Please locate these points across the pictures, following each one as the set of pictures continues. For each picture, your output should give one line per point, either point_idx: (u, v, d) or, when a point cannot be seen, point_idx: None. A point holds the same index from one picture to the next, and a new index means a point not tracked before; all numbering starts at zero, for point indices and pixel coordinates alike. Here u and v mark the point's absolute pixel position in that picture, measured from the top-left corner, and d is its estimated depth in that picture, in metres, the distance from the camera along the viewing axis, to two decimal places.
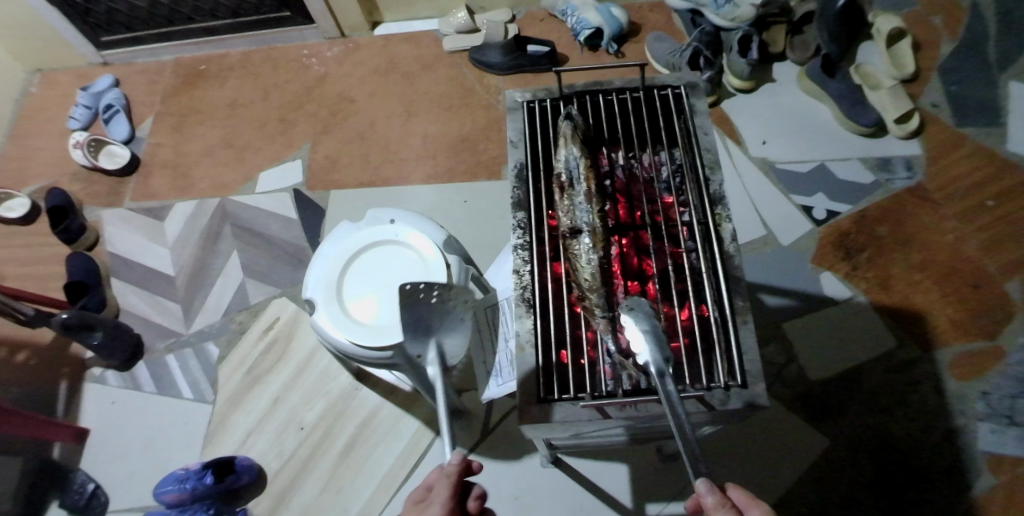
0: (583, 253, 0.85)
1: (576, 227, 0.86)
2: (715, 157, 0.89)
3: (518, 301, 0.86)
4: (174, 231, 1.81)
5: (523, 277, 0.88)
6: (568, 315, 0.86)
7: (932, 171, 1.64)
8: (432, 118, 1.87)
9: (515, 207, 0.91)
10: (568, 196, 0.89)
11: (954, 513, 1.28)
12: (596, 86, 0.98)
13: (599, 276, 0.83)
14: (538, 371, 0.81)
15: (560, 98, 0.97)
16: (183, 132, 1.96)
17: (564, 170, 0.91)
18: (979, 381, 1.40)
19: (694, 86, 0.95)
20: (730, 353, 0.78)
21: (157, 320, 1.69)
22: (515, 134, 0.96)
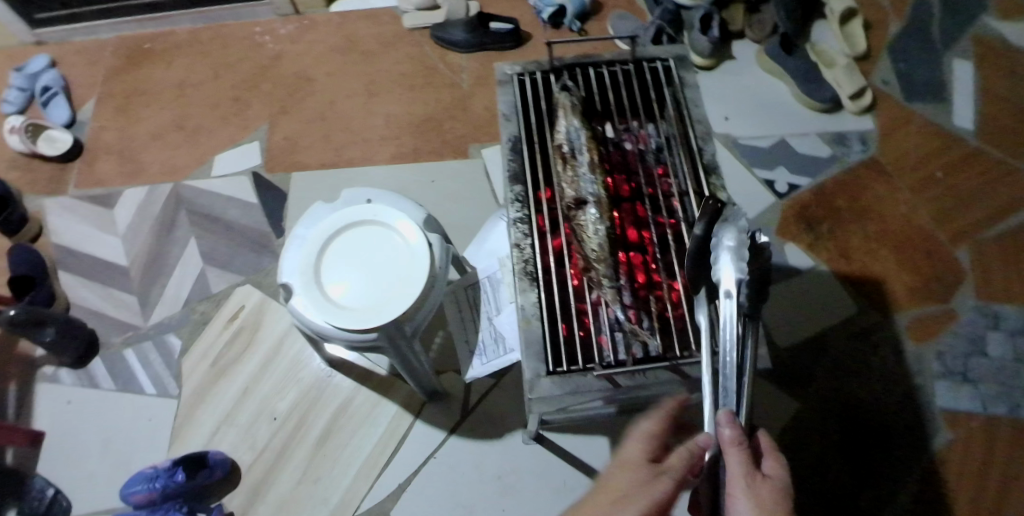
0: (591, 224, 0.85)
1: (581, 198, 0.86)
2: (707, 128, 0.90)
3: (519, 274, 0.84)
4: (124, 219, 1.71)
5: (523, 251, 0.86)
6: (571, 286, 0.84)
7: (884, 145, 1.71)
8: (395, 98, 1.82)
9: (510, 178, 0.90)
10: (571, 167, 0.89)
11: (916, 468, 1.37)
12: (587, 60, 0.97)
13: (608, 247, 0.83)
14: (543, 345, 0.79)
15: (550, 71, 0.96)
16: (129, 114, 1.85)
17: (564, 141, 0.91)
18: (934, 343, 1.48)
19: (682, 59, 0.96)
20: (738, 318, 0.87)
21: (112, 313, 1.60)
22: (506, 107, 0.95)
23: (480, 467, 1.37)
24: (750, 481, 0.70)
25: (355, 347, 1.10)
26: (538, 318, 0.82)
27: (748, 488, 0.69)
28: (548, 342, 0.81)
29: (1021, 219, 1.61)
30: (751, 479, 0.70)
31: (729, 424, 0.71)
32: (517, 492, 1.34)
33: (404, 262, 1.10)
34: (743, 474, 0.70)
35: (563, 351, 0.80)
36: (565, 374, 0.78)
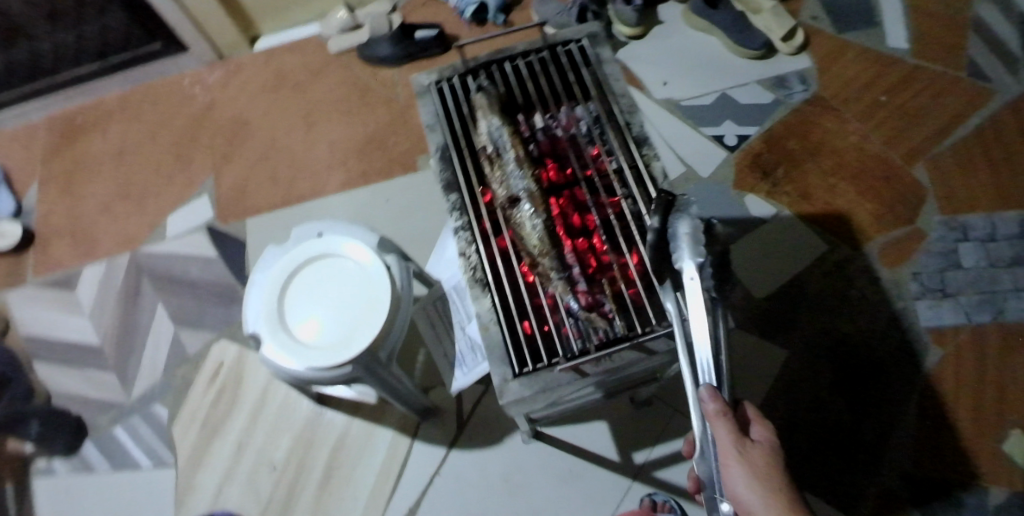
0: (527, 220, 0.85)
1: (514, 196, 0.86)
2: (630, 102, 0.90)
3: (470, 282, 0.84)
4: (88, 297, 1.68)
5: (471, 258, 0.86)
6: (523, 285, 0.83)
7: (824, 80, 1.72)
8: (335, 125, 1.81)
9: (445, 188, 0.89)
10: (499, 168, 0.89)
11: (913, 390, 1.38)
12: (501, 55, 0.97)
13: (548, 239, 0.83)
14: (507, 346, 0.80)
15: (466, 74, 0.96)
16: (72, 191, 1.82)
17: (488, 142, 0.91)
18: (909, 264, 1.49)
19: (595, 36, 0.95)
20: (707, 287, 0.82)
21: (93, 394, 1.57)
22: (429, 118, 0.94)
23: (486, 474, 1.37)
24: (739, 450, 0.75)
25: (333, 383, 1.09)
26: (495, 321, 0.82)
27: (739, 453, 0.75)
28: (509, 345, 0.80)
29: (970, 126, 1.63)
30: (741, 447, 0.76)
31: (712, 397, 0.73)
32: (526, 491, 1.35)
33: (365, 289, 1.09)
34: (732, 442, 0.75)
35: (527, 350, 0.79)
36: (532, 374, 0.78)
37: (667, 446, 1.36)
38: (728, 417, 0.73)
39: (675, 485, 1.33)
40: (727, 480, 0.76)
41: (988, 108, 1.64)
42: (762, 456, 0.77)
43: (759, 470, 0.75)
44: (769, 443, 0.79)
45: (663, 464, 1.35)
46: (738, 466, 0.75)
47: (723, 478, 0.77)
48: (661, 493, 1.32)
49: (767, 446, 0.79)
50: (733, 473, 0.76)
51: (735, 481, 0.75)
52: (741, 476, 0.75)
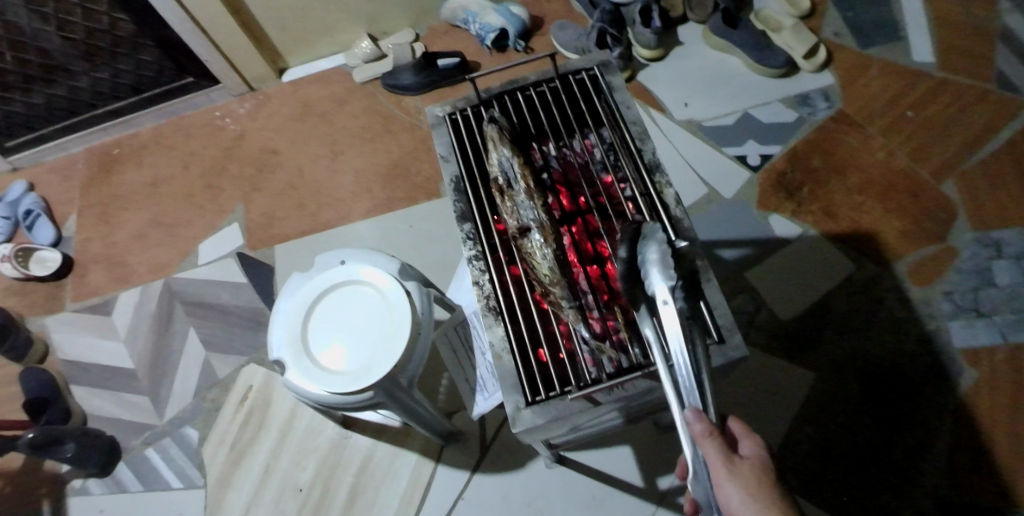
0: (537, 250, 0.85)
1: (524, 226, 0.86)
2: (642, 128, 0.88)
3: (483, 314, 0.83)
4: (124, 323, 1.73)
5: (484, 288, 0.85)
6: (537, 314, 0.84)
7: (848, 96, 1.70)
8: (359, 152, 1.86)
9: (459, 219, 0.88)
10: (509, 198, 0.88)
11: (948, 413, 1.33)
12: (513, 85, 0.95)
13: (558, 269, 0.83)
14: (519, 377, 0.79)
15: (479, 104, 0.95)
16: (109, 220, 1.90)
17: (499, 173, 0.90)
18: (940, 282, 1.45)
19: (606, 64, 0.94)
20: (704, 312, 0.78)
21: (127, 417, 1.62)
22: (443, 148, 0.93)
23: (508, 498, 1.37)
24: (731, 468, 0.71)
25: (355, 408, 1.11)
26: (508, 352, 0.81)
27: (731, 471, 0.71)
28: (521, 375, 0.80)
29: (1001, 139, 1.58)
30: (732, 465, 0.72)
31: (698, 418, 0.69)
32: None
33: (386, 316, 1.11)
34: (721, 462, 0.71)
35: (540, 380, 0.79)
36: (545, 402, 0.78)
37: None
38: (716, 437, 0.69)
39: None
40: (721, 500, 0.72)
41: (1019, 120, 1.59)
42: (753, 470, 0.74)
43: (752, 487, 0.72)
44: (758, 458, 0.76)
45: (686, 490, 1.33)
46: (729, 482, 0.71)
47: (718, 499, 0.72)
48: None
49: (757, 461, 0.76)
50: (727, 494, 0.72)
51: (730, 501, 0.72)
52: (735, 497, 0.71)
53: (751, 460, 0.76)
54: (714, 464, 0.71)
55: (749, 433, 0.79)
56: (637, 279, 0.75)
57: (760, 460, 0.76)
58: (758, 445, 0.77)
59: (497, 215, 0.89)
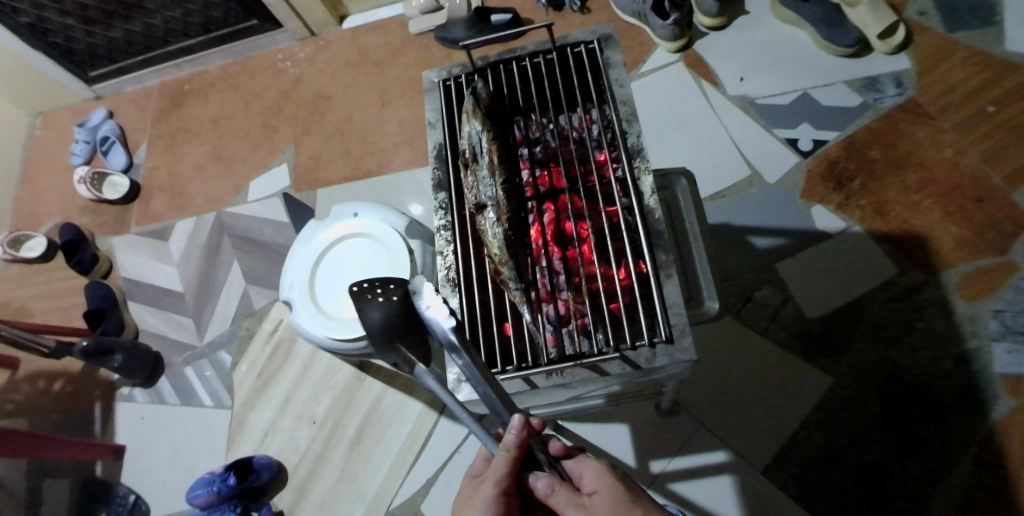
0: (491, 229, 0.81)
1: (480, 203, 0.82)
2: (632, 109, 0.84)
3: (443, 285, 0.83)
4: (177, 249, 1.88)
5: (446, 258, 0.84)
6: (494, 290, 0.82)
7: (923, 84, 1.54)
8: (406, 105, 1.89)
9: (433, 189, 0.87)
10: (473, 172, 0.84)
11: (973, 441, 1.24)
12: (509, 53, 0.92)
13: (506, 249, 0.79)
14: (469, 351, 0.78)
15: (472, 72, 0.92)
16: (175, 152, 2.03)
17: (467, 146, 0.86)
18: (991, 300, 1.33)
19: (608, 37, 0.89)
20: (654, 307, 0.74)
21: (173, 335, 1.77)
22: (432, 115, 0.91)
23: None
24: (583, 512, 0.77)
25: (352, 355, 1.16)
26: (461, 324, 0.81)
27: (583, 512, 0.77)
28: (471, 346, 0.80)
29: None
30: (582, 506, 0.78)
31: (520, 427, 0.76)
32: None
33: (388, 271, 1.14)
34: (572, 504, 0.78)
35: (499, 355, 0.78)
36: None
37: (687, 459, 1.33)
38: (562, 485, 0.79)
39: (690, 501, 1.30)
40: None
41: None
42: (603, 499, 0.79)
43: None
44: (605, 486, 0.80)
45: (679, 478, 1.32)
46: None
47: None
48: (673, 506, 1.30)
49: (603, 488, 0.80)
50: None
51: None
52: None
53: (598, 493, 0.80)
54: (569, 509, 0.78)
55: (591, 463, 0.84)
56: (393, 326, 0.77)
57: (605, 484, 0.81)
58: (597, 474, 0.82)
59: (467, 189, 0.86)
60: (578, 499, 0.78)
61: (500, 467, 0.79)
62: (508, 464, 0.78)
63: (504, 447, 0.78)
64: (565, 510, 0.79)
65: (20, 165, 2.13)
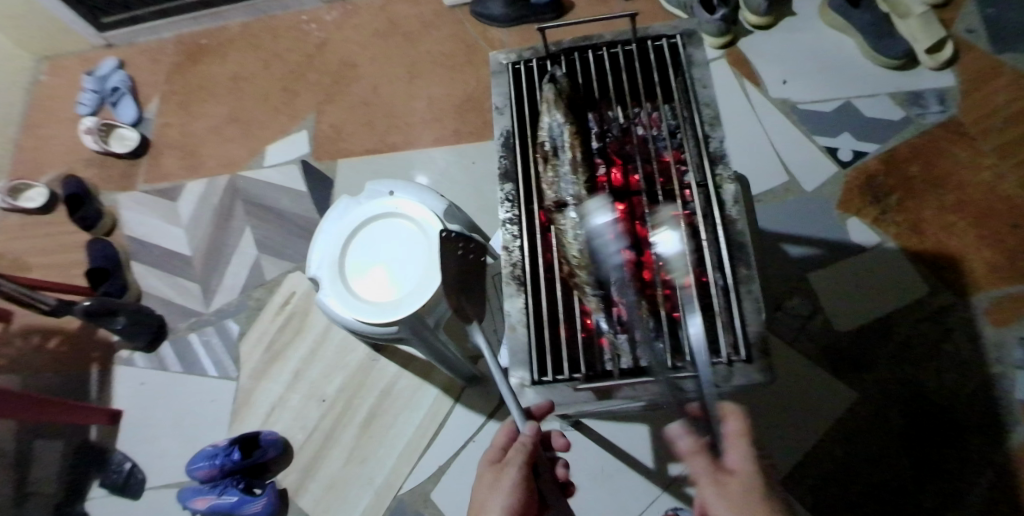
0: (569, 229, 0.77)
1: (562, 201, 0.79)
2: (715, 111, 0.80)
3: (507, 280, 0.79)
4: (186, 211, 1.81)
5: (511, 255, 0.81)
6: (559, 289, 0.79)
7: (967, 104, 1.51)
8: (436, 79, 1.86)
9: (501, 178, 0.84)
10: (552, 168, 0.81)
11: (992, 468, 1.23)
12: (585, 41, 0.88)
13: (589, 254, 0.75)
14: (529, 353, 0.74)
15: (546, 57, 0.88)
16: (188, 109, 1.95)
17: (547, 138, 0.82)
18: (1019, 326, 1.31)
19: (691, 33, 0.85)
20: (733, 323, 0.71)
21: (178, 300, 1.71)
22: (499, 99, 0.87)
23: None
24: (716, 490, 0.67)
25: (382, 340, 1.12)
26: (525, 325, 0.77)
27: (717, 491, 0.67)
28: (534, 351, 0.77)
29: None
30: (717, 482, 0.68)
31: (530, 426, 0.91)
32: None
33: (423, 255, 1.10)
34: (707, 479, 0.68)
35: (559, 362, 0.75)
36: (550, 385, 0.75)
37: None
38: (705, 453, 0.69)
39: None
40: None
41: None
42: (740, 489, 0.67)
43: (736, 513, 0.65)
44: (748, 472, 0.68)
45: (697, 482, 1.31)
46: (716, 501, 0.67)
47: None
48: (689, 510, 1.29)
49: (747, 475, 0.68)
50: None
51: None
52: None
53: (738, 475, 0.68)
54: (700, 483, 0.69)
55: (745, 439, 0.69)
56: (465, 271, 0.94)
57: (751, 472, 0.68)
58: (748, 455, 0.69)
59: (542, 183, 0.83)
60: (713, 472, 0.68)
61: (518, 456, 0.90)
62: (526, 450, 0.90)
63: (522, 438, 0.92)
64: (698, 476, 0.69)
65: (23, 110, 2.03)
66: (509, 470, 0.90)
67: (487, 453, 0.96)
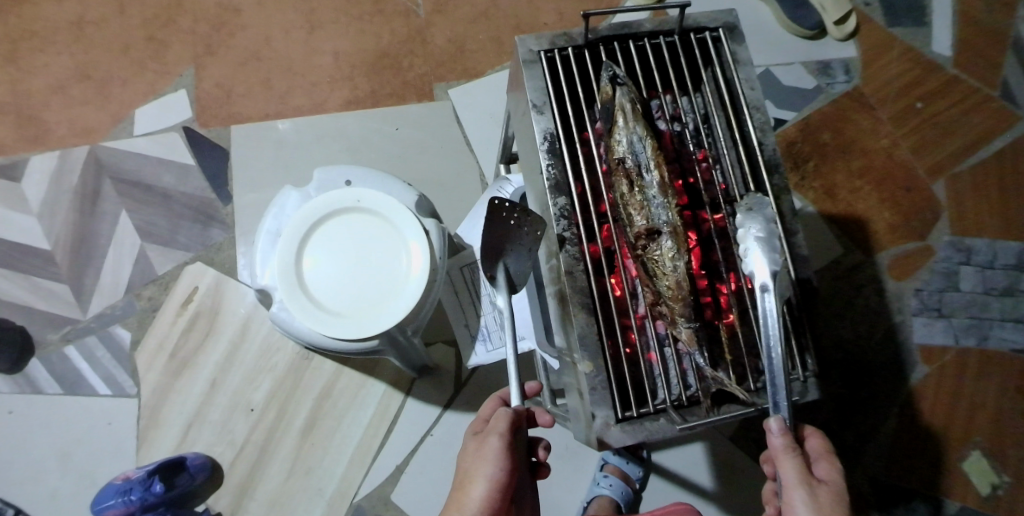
0: (667, 259, 0.78)
1: (654, 227, 0.79)
2: (766, 117, 0.83)
3: (577, 308, 0.77)
4: (35, 193, 1.45)
5: (576, 278, 0.78)
6: (613, 302, 0.80)
7: (866, 73, 1.65)
8: (340, 30, 1.57)
9: (553, 191, 0.81)
10: (638, 188, 0.81)
11: (897, 404, 1.43)
12: (624, 29, 0.86)
13: (687, 286, 0.77)
14: (612, 390, 0.75)
15: (583, 47, 0.86)
16: (20, 63, 1.53)
17: (628, 154, 0.81)
18: (913, 279, 1.51)
19: (733, 28, 0.87)
20: (803, 345, 0.83)
21: (42, 306, 1.40)
22: (536, 94, 0.83)
23: None
24: (808, 489, 0.76)
25: (355, 352, 1.01)
26: (599, 355, 0.77)
27: (808, 493, 0.76)
28: (614, 384, 0.77)
29: (992, 148, 1.60)
30: (808, 485, 0.76)
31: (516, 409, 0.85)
32: None
33: (393, 255, 0.97)
34: (799, 480, 0.76)
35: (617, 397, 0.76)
36: (636, 421, 0.76)
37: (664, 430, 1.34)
38: (796, 452, 0.76)
39: (669, 471, 1.32)
40: None
41: (1012, 133, 1.61)
42: (830, 496, 0.76)
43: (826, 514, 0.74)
44: (835, 483, 0.78)
45: (660, 448, 1.33)
46: (803, 500, 0.75)
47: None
48: (654, 475, 1.32)
49: (834, 486, 0.78)
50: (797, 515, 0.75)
51: None
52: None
53: (829, 485, 0.78)
54: (791, 483, 0.76)
55: (831, 458, 0.81)
56: (510, 238, 0.87)
57: (836, 485, 0.78)
58: (835, 470, 0.79)
59: (615, 203, 0.82)
60: (807, 475, 0.76)
61: (501, 423, 0.82)
62: (509, 418, 0.81)
63: (505, 411, 0.84)
64: (789, 473, 0.76)
65: None
66: (492, 438, 0.81)
67: (470, 425, 0.89)
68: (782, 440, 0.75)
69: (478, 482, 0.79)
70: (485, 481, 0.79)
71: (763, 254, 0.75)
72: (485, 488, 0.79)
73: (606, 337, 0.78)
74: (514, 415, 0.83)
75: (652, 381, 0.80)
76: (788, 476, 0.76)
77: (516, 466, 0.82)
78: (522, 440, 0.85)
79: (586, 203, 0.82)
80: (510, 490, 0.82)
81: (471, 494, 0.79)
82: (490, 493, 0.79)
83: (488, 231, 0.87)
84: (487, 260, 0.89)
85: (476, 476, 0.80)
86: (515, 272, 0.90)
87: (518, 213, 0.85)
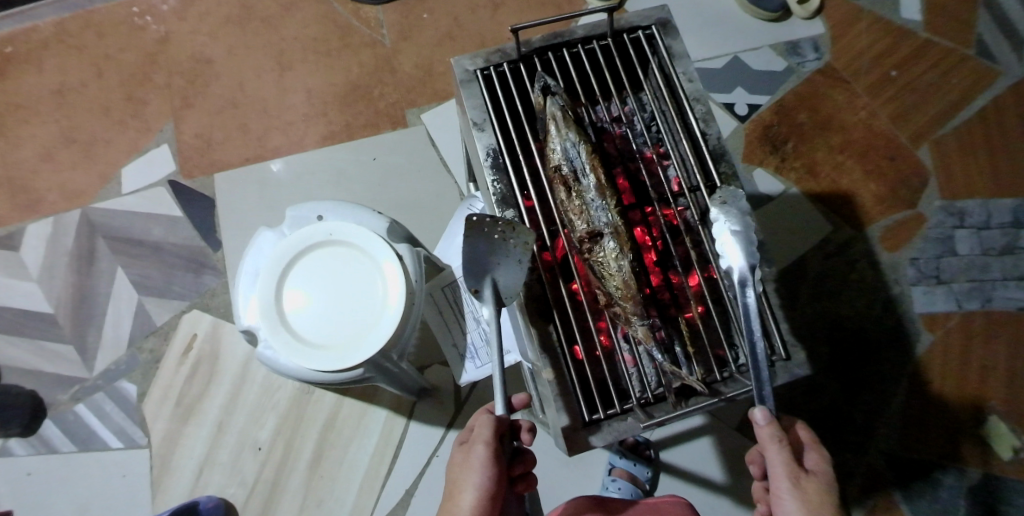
0: (611, 260, 0.81)
1: (595, 230, 0.82)
2: (707, 107, 0.84)
3: (531, 317, 0.81)
4: (34, 259, 1.49)
5: (532, 287, 0.82)
6: (574, 306, 0.83)
7: (836, 48, 1.64)
8: (310, 69, 1.60)
9: (500, 205, 0.83)
10: (578, 194, 0.83)
11: (904, 376, 1.40)
12: (556, 39, 0.88)
13: (634, 284, 0.79)
14: (574, 393, 0.78)
15: (517, 60, 0.88)
16: (9, 136, 1.59)
17: (563, 162, 0.84)
18: (908, 249, 1.49)
19: (665, 24, 0.88)
20: (770, 331, 0.82)
21: (50, 369, 1.44)
22: (476, 112, 0.87)
23: None
24: (794, 479, 0.76)
25: (343, 383, 1.03)
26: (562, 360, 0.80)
27: (793, 482, 0.76)
28: (578, 387, 0.79)
29: (974, 107, 1.59)
30: (794, 476, 0.76)
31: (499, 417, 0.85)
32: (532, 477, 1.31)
33: (366, 282, 0.99)
34: (786, 471, 0.76)
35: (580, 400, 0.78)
36: (604, 422, 0.77)
37: (669, 427, 1.34)
38: (783, 442, 0.76)
39: (679, 468, 1.31)
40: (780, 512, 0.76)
41: (993, 90, 1.60)
42: (817, 486, 0.76)
43: (811, 505, 0.74)
44: (824, 473, 0.77)
45: (668, 446, 1.32)
46: (789, 491, 0.75)
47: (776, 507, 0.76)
48: (664, 474, 1.31)
49: (823, 476, 0.77)
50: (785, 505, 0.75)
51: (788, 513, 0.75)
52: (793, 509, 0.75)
53: (817, 475, 0.77)
54: (777, 473, 0.76)
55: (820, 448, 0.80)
56: (495, 253, 0.80)
57: (826, 475, 0.77)
58: (824, 460, 0.78)
59: (561, 211, 0.84)
60: (794, 466, 0.76)
61: (485, 430, 0.82)
62: (493, 425, 0.82)
63: (488, 417, 0.84)
64: (776, 463, 0.77)
65: None
66: (478, 447, 0.82)
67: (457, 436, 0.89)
68: (767, 430, 0.75)
69: (467, 492, 0.80)
70: (473, 489, 0.80)
71: (742, 250, 0.75)
72: (473, 497, 0.80)
73: (567, 341, 0.81)
74: (498, 422, 0.84)
75: (619, 379, 0.82)
76: (776, 467, 0.77)
77: (503, 472, 0.83)
78: (508, 446, 0.86)
79: (534, 214, 0.85)
80: (498, 497, 0.82)
81: (460, 503, 0.80)
82: (479, 501, 0.80)
83: (469, 248, 0.80)
84: (471, 275, 0.82)
85: (463, 486, 0.81)
86: (504, 287, 0.81)
87: (501, 226, 0.79)
